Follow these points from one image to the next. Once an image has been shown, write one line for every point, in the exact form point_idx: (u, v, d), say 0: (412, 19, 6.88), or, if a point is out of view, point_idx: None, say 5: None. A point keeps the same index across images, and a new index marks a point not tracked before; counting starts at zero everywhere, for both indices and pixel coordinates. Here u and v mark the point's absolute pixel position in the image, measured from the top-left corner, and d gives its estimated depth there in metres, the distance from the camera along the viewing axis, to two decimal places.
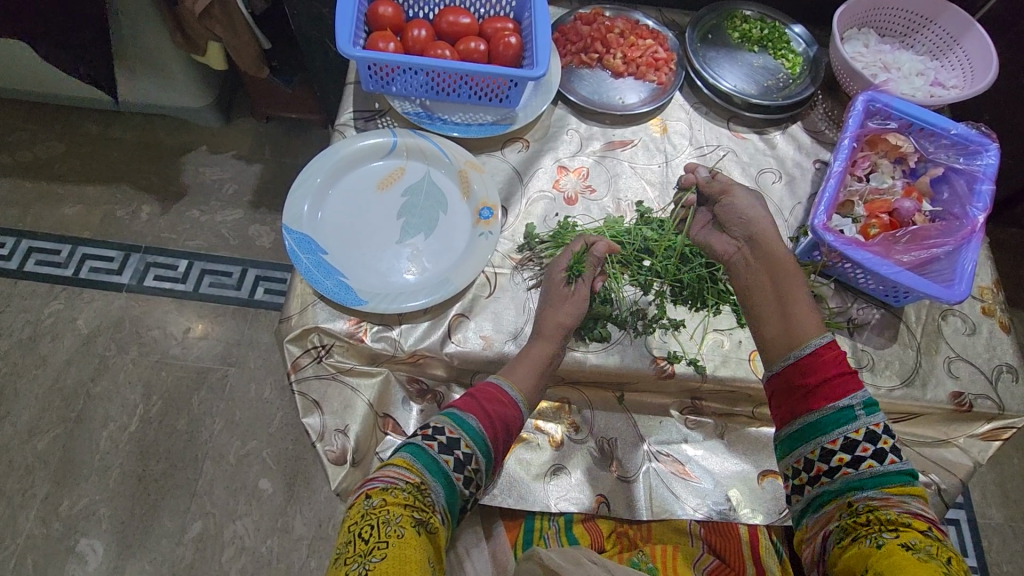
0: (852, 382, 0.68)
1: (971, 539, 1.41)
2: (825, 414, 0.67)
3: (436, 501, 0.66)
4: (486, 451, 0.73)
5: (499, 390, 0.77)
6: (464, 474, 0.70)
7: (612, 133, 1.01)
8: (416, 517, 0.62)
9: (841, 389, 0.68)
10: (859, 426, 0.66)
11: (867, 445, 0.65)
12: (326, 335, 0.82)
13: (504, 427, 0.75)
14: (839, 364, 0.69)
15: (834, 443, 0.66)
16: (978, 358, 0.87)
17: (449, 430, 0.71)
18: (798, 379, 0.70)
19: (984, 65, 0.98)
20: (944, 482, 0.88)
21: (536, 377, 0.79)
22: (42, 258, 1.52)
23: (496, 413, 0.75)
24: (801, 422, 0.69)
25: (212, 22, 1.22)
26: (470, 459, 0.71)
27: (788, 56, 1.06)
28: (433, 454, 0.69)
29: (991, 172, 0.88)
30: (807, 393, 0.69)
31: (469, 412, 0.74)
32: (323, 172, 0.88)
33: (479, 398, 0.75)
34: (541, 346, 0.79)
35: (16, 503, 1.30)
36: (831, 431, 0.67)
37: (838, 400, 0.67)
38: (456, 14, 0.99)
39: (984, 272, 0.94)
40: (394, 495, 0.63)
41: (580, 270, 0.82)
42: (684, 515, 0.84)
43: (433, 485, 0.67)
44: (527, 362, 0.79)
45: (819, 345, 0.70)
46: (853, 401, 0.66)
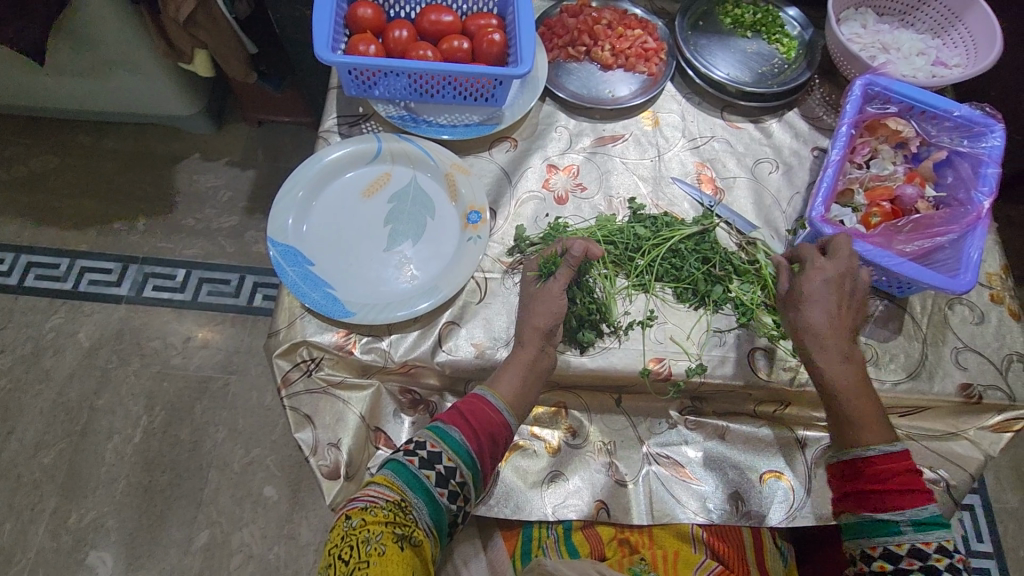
0: (911, 498, 0.67)
1: (985, 525, 1.38)
2: (871, 518, 0.68)
3: (420, 518, 0.66)
4: (471, 462, 0.71)
5: (483, 400, 0.75)
6: (449, 489, 0.69)
7: (602, 128, 0.99)
8: (398, 533, 0.63)
9: (892, 502, 0.67)
10: (903, 540, 0.66)
11: (912, 560, 0.66)
12: (314, 348, 0.81)
13: (492, 441, 0.73)
14: (896, 479, 0.68)
15: (874, 549, 0.68)
16: (987, 348, 0.84)
17: (430, 444, 0.70)
18: (850, 479, 0.71)
19: (987, 41, 0.94)
20: (954, 478, 0.84)
21: (524, 384, 0.76)
22: (41, 273, 1.53)
23: (482, 428, 0.73)
24: (847, 517, 0.71)
25: (196, 28, 1.20)
26: (454, 473, 0.70)
27: (782, 40, 1.02)
28: (414, 470, 0.68)
29: (997, 154, 0.85)
30: (857, 494, 0.70)
31: (453, 425, 0.72)
32: (305, 184, 0.86)
33: (463, 411, 0.74)
34: (522, 351, 0.77)
35: (25, 518, 1.31)
36: (873, 537, 0.68)
37: (884, 512, 0.67)
38: (437, 12, 0.96)
39: (992, 257, 0.91)
40: (374, 513, 0.64)
41: (551, 269, 0.79)
42: (685, 519, 0.82)
43: (414, 501, 0.67)
44: (511, 372, 0.76)
45: (887, 452, 0.69)
46: (902, 517, 0.66)
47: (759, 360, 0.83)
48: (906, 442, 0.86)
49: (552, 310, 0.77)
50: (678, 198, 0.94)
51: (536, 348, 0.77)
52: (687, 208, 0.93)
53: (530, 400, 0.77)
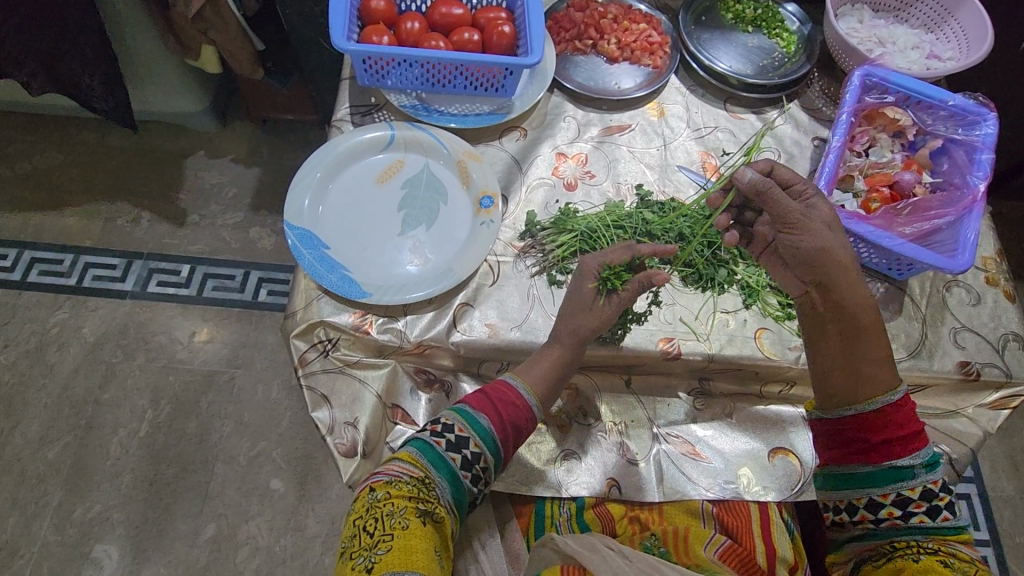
0: (919, 441, 0.68)
1: (983, 511, 1.41)
2: (885, 467, 0.68)
3: (442, 496, 0.68)
4: (495, 449, 0.72)
5: (513, 391, 0.76)
6: (472, 472, 0.71)
7: (609, 118, 1.01)
8: (420, 508, 0.65)
9: (903, 448, 0.68)
10: (915, 484, 0.67)
11: (920, 502, 0.67)
12: (331, 329, 0.82)
13: (516, 431, 0.75)
14: (908, 422, 0.68)
15: (886, 497, 0.68)
16: (984, 328, 0.87)
17: (459, 428, 0.71)
18: (860, 432, 0.70)
19: (979, 35, 0.98)
20: (955, 452, 0.86)
21: (551, 379, 0.78)
22: (46, 268, 1.53)
23: (508, 417, 0.74)
24: (853, 469, 0.70)
25: (206, 23, 1.22)
26: (478, 459, 0.71)
27: (782, 35, 1.06)
28: (440, 451, 0.70)
29: (990, 141, 0.88)
30: (866, 445, 0.70)
31: (481, 411, 0.73)
32: (322, 167, 0.88)
33: (492, 397, 0.75)
34: (556, 351, 0.78)
35: (29, 512, 1.31)
36: (885, 484, 0.68)
37: (899, 459, 0.68)
38: (448, 5, 0.99)
39: (986, 242, 0.94)
40: (398, 488, 0.66)
41: (615, 285, 0.78)
42: (696, 496, 0.83)
43: (437, 479, 0.68)
44: (540, 361, 0.78)
45: (893, 401, 0.68)
46: (916, 461, 0.67)
47: (765, 340, 0.85)
48: None
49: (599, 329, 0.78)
50: (684, 185, 0.96)
51: (564, 350, 0.78)
52: (693, 195, 0.95)
53: (554, 392, 0.79)
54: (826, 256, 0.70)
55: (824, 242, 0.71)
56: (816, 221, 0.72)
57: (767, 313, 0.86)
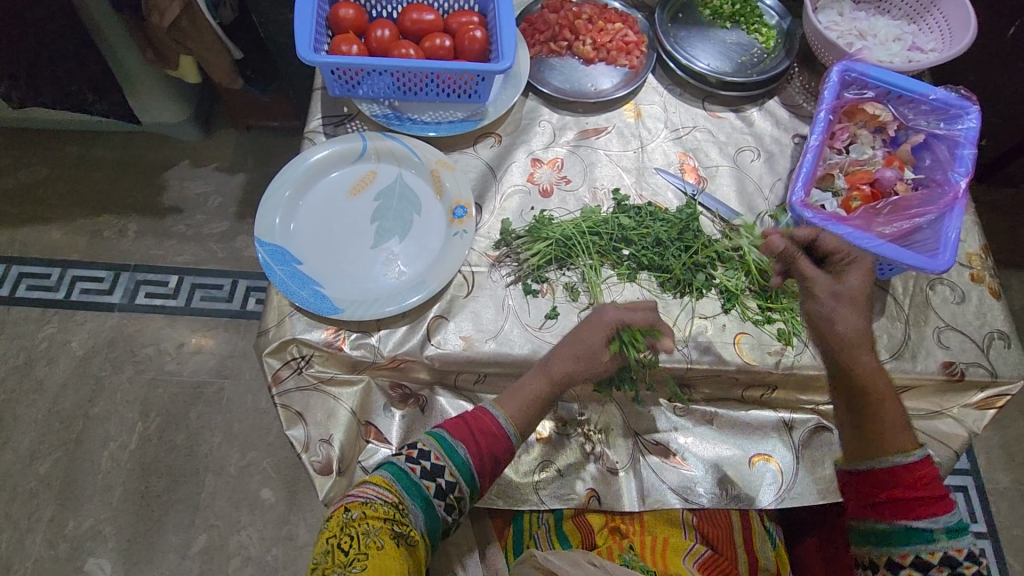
0: (940, 506, 0.68)
1: (978, 505, 1.40)
2: (905, 527, 0.68)
3: (416, 522, 0.67)
4: (472, 480, 0.71)
5: (494, 420, 0.74)
6: (446, 501, 0.70)
7: (585, 121, 1.00)
8: (395, 529, 0.65)
9: (924, 510, 0.68)
10: (936, 548, 0.67)
11: (941, 567, 0.68)
12: (304, 346, 0.81)
13: (495, 462, 0.73)
14: (929, 486, 0.69)
15: (905, 558, 0.68)
16: (968, 327, 0.86)
17: (435, 456, 0.70)
18: (881, 489, 0.70)
19: (962, 25, 0.95)
20: (940, 456, 0.85)
21: (530, 411, 0.77)
22: (32, 283, 1.53)
23: (488, 448, 0.72)
24: (873, 523, 0.70)
25: (181, 33, 1.21)
26: (453, 488, 0.70)
27: (761, 30, 1.04)
28: (415, 478, 0.69)
29: (972, 136, 0.86)
30: (884, 502, 0.70)
31: (460, 440, 0.72)
32: (292, 184, 0.87)
33: (471, 425, 0.73)
34: (536, 383, 0.77)
35: (22, 527, 1.32)
36: (905, 546, 0.68)
37: (919, 519, 0.68)
38: (419, 10, 0.97)
39: (971, 238, 0.92)
40: (375, 509, 0.66)
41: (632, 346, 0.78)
42: (677, 505, 0.83)
43: (411, 506, 0.67)
44: (520, 394, 0.76)
45: (908, 461, 0.70)
46: (936, 526, 0.67)
47: (744, 344, 0.83)
48: None
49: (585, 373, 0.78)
50: (662, 188, 0.95)
51: (543, 382, 0.77)
52: (671, 197, 0.94)
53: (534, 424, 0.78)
54: (834, 330, 0.76)
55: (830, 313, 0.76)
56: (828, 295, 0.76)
57: (746, 317, 0.85)
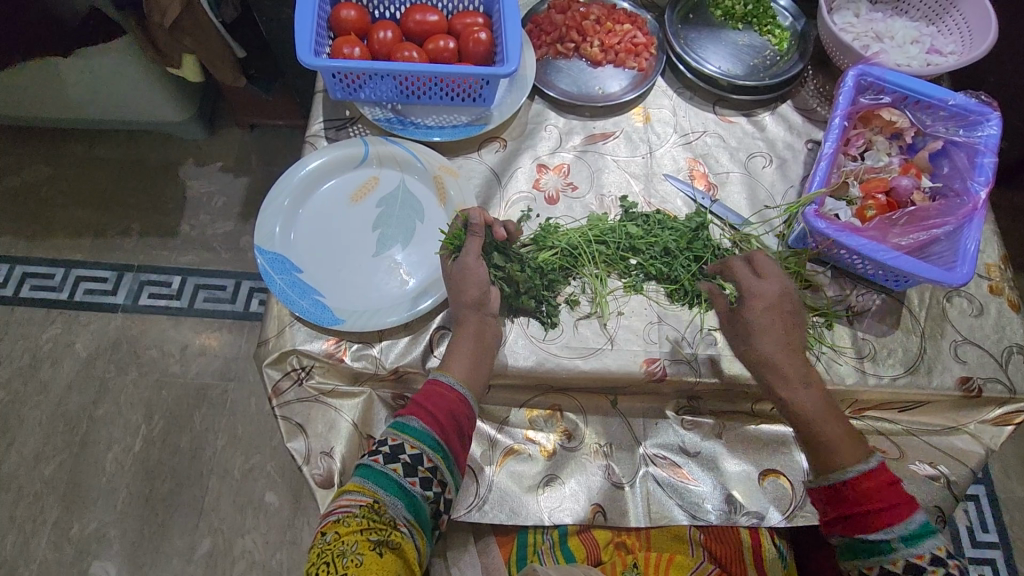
0: (895, 513, 0.64)
1: (992, 515, 1.38)
2: (859, 540, 0.65)
3: (396, 515, 0.65)
4: (437, 445, 0.69)
5: (436, 382, 0.72)
6: (420, 476, 0.67)
7: (592, 126, 0.97)
8: (374, 540, 0.62)
9: (878, 521, 0.64)
10: (896, 558, 0.63)
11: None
12: (304, 357, 0.80)
13: (455, 420, 0.71)
14: (876, 495, 0.65)
15: (870, 569, 0.65)
16: (986, 340, 0.83)
17: (391, 438, 0.68)
18: (836, 507, 0.67)
19: (983, 27, 0.92)
20: (955, 474, 0.82)
21: (475, 359, 0.74)
22: (37, 283, 1.52)
23: (438, 409, 0.70)
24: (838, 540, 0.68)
25: (183, 34, 1.19)
26: (421, 460, 0.68)
27: (775, 31, 1.01)
28: (380, 467, 0.66)
29: (993, 143, 0.83)
30: (843, 518, 0.67)
31: (409, 414, 0.70)
32: (290, 194, 0.85)
33: (417, 397, 0.71)
34: (472, 328, 0.75)
35: (27, 530, 1.32)
36: (866, 557, 0.65)
37: (873, 532, 0.64)
38: (422, 12, 0.95)
39: (990, 248, 0.89)
40: (348, 523, 0.63)
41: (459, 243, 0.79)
42: (684, 521, 0.81)
43: (386, 498, 0.65)
44: (461, 350, 0.74)
45: (848, 478, 0.66)
46: (890, 534, 0.64)
47: None
48: (906, 438, 0.85)
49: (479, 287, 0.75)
50: (671, 195, 0.92)
51: (478, 318, 0.76)
52: (680, 205, 0.92)
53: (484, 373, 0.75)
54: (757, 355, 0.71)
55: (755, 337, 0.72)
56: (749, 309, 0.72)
57: None
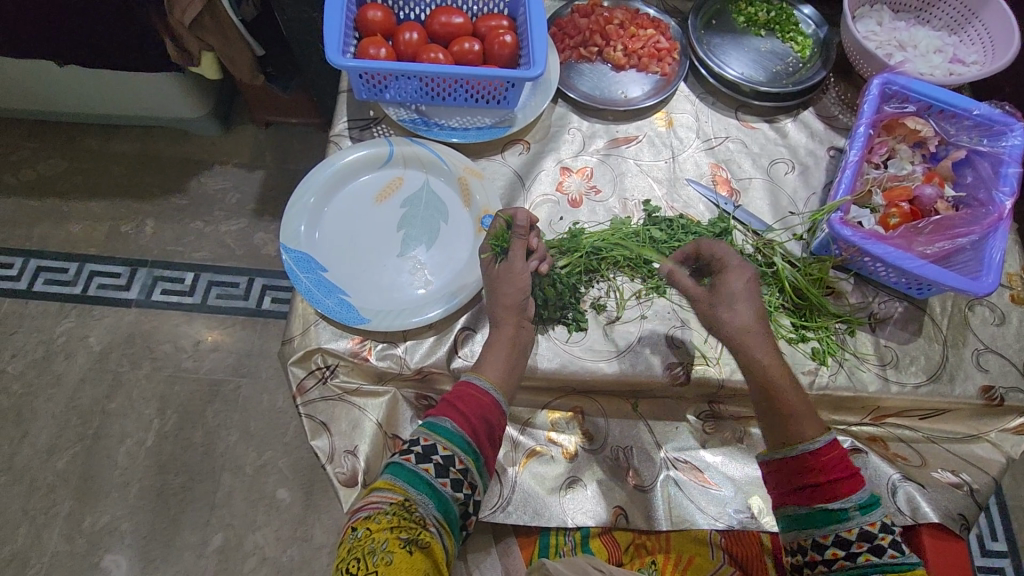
0: (851, 483, 0.64)
1: (1003, 524, 1.38)
2: (817, 509, 0.65)
3: (426, 514, 0.65)
4: (469, 448, 0.70)
5: (469, 385, 0.74)
6: (451, 477, 0.68)
7: (615, 130, 0.98)
8: (404, 538, 0.62)
9: (836, 489, 0.65)
10: (851, 525, 0.63)
11: (861, 543, 0.62)
12: (330, 356, 0.80)
13: (486, 424, 0.72)
14: (835, 466, 0.66)
15: (826, 538, 0.64)
16: (1008, 349, 0.83)
17: (423, 438, 0.69)
18: (793, 475, 0.67)
19: (1006, 37, 0.92)
20: (977, 482, 0.81)
21: (509, 364, 0.76)
22: (51, 277, 1.52)
23: (472, 411, 0.72)
24: (792, 510, 0.67)
25: (204, 31, 1.19)
26: (453, 461, 0.68)
27: (797, 39, 1.01)
28: (411, 467, 0.67)
29: (1018, 154, 0.84)
30: (801, 488, 0.67)
31: (443, 415, 0.71)
32: (315, 193, 0.85)
33: (451, 399, 0.73)
34: (505, 332, 0.77)
35: (39, 522, 1.32)
36: (822, 525, 0.64)
37: (831, 501, 0.64)
38: (448, 14, 0.95)
39: (1011, 257, 0.90)
40: (378, 521, 0.63)
41: (504, 246, 0.80)
42: (706, 525, 0.82)
43: (417, 497, 0.65)
44: (496, 354, 0.76)
45: (814, 448, 0.67)
46: (847, 502, 0.64)
47: None
48: (927, 445, 0.84)
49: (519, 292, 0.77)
50: (693, 200, 0.93)
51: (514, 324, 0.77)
52: (703, 210, 0.92)
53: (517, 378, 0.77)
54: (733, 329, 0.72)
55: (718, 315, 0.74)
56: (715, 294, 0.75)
57: (779, 335, 0.83)
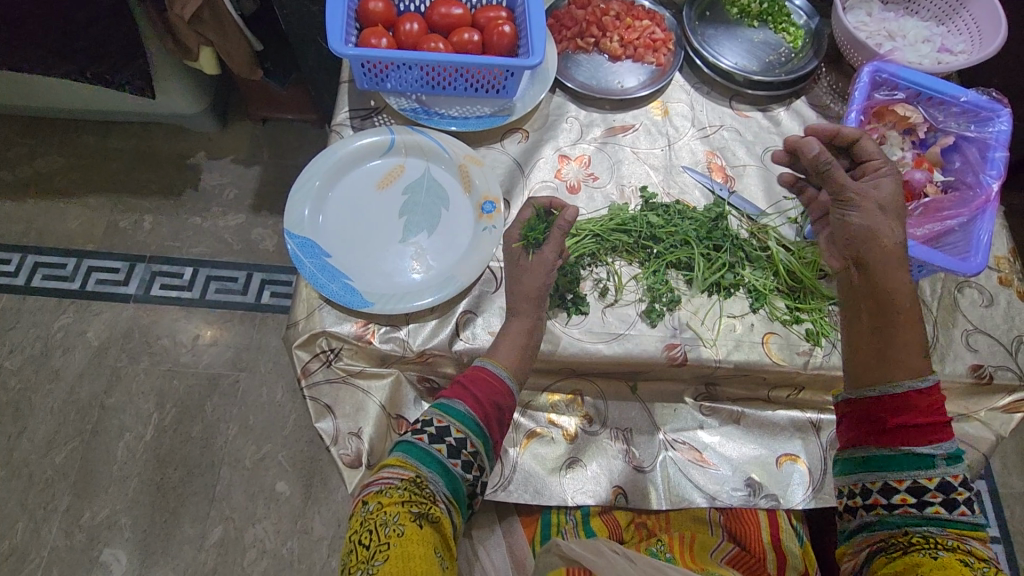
0: (942, 433, 0.65)
1: (993, 509, 1.40)
2: (904, 452, 0.66)
3: (436, 491, 0.67)
4: (481, 432, 0.72)
5: (483, 370, 0.75)
6: (462, 459, 0.70)
7: (612, 119, 0.99)
8: (414, 512, 0.64)
9: (925, 436, 0.66)
10: (934, 474, 0.65)
11: (936, 493, 0.65)
12: (333, 339, 0.81)
13: (497, 409, 0.74)
14: (932, 413, 0.66)
15: (902, 482, 0.66)
16: (996, 330, 0.86)
17: (437, 420, 0.71)
18: (879, 412, 0.68)
19: (992, 27, 0.95)
20: (967, 458, 0.85)
21: (522, 353, 0.77)
22: (49, 273, 1.53)
23: (485, 396, 0.73)
24: (869, 450, 0.68)
25: (203, 26, 1.20)
26: (464, 444, 0.71)
27: (789, 29, 1.03)
28: (424, 446, 0.69)
29: (1004, 138, 0.86)
30: (885, 428, 0.67)
31: (456, 398, 0.73)
32: (321, 175, 0.87)
33: (465, 382, 0.74)
34: (519, 322, 0.78)
35: (38, 517, 1.32)
36: (901, 469, 0.66)
37: (919, 445, 0.65)
38: (447, 5, 0.97)
39: (999, 241, 0.92)
40: (390, 495, 0.64)
41: (536, 238, 0.81)
42: (704, 503, 0.83)
43: (428, 475, 0.67)
44: (509, 341, 0.77)
45: (922, 387, 0.66)
46: (936, 451, 0.65)
47: (773, 344, 0.83)
48: None
49: (541, 282, 0.78)
50: (689, 186, 0.94)
51: (531, 317, 0.78)
52: (698, 196, 0.94)
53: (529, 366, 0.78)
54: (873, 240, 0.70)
55: (877, 224, 0.70)
56: (874, 202, 0.71)
57: (774, 317, 0.84)
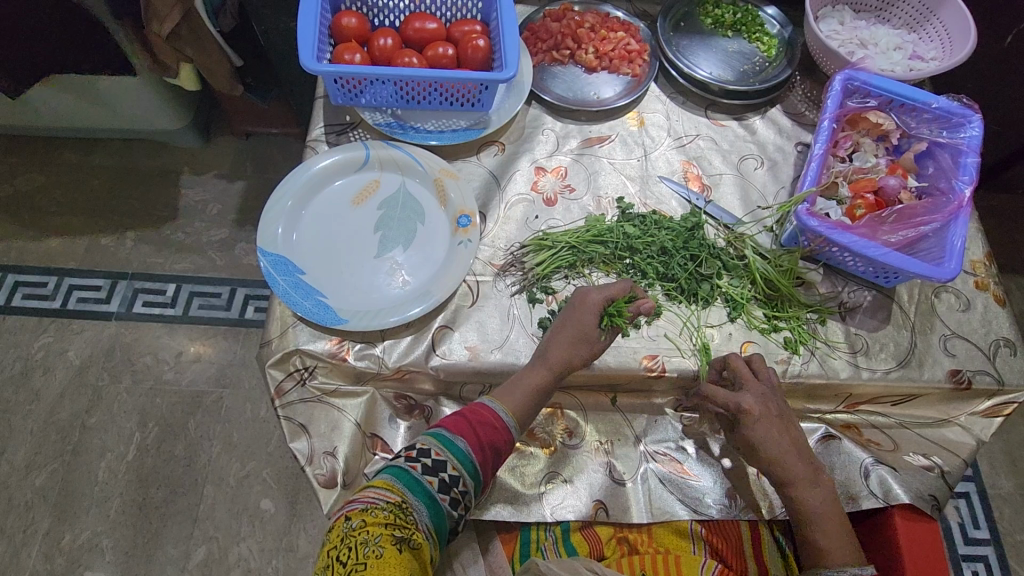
0: None
1: (982, 511, 1.40)
2: None
3: (420, 520, 0.66)
4: (475, 472, 0.71)
5: (488, 410, 0.75)
6: (451, 495, 0.69)
7: (589, 130, 1.00)
8: (397, 535, 0.63)
9: None
10: None
11: None
12: (308, 357, 0.80)
13: (494, 453, 0.73)
14: None
15: None
16: (974, 334, 0.85)
17: (436, 452, 0.70)
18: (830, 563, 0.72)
19: (962, 34, 0.96)
20: (948, 464, 0.83)
21: (528, 399, 0.77)
22: (29, 292, 1.51)
23: (487, 439, 0.73)
24: None
25: (180, 43, 1.20)
26: (457, 482, 0.70)
27: (763, 39, 1.04)
28: (417, 475, 0.68)
29: (975, 144, 0.86)
30: None
31: (459, 434, 0.72)
32: (294, 194, 0.86)
33: (470, 419, 0.74)
34: (539, 375, 0.77)
35: (17, 540, 1.29)
36: None
37: None
38: (421, 20, 0.97)
39: (974, 246, 0.92)
40: (374, 515, 0.63)
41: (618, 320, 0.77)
42: (685, 516, 0.82)
43: (414, 502, 0.66)
44: (521, 385, 0.77)
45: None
46: None
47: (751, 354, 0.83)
48: (899, 431, 0.87)
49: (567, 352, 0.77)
50: (666, 196, 0.94)
51: (545, 376, 0.77)
52: (675, 206, 0.94)
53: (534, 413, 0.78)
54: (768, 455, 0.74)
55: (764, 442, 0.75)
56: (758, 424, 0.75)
57: (752, 326, 0.85)
